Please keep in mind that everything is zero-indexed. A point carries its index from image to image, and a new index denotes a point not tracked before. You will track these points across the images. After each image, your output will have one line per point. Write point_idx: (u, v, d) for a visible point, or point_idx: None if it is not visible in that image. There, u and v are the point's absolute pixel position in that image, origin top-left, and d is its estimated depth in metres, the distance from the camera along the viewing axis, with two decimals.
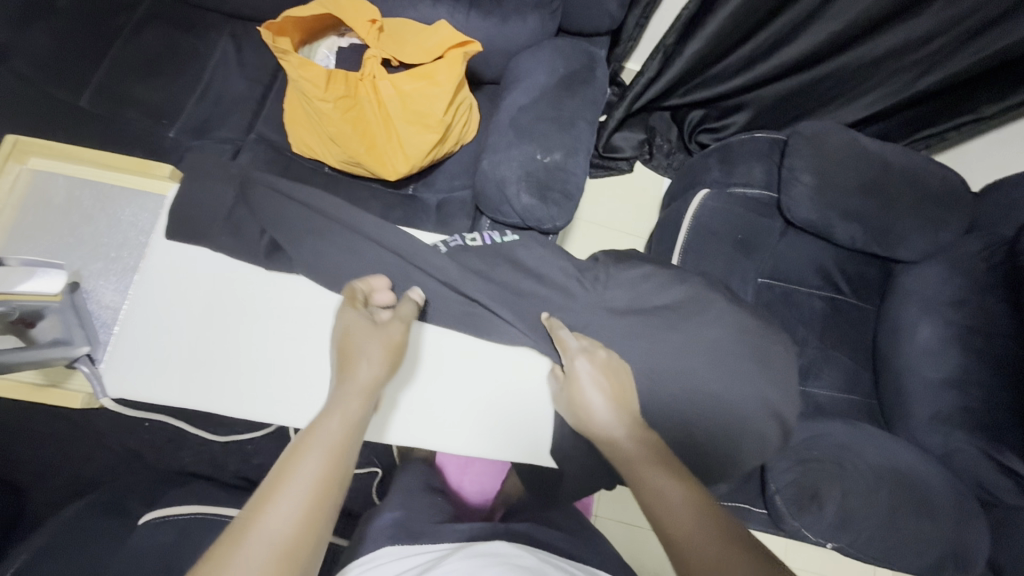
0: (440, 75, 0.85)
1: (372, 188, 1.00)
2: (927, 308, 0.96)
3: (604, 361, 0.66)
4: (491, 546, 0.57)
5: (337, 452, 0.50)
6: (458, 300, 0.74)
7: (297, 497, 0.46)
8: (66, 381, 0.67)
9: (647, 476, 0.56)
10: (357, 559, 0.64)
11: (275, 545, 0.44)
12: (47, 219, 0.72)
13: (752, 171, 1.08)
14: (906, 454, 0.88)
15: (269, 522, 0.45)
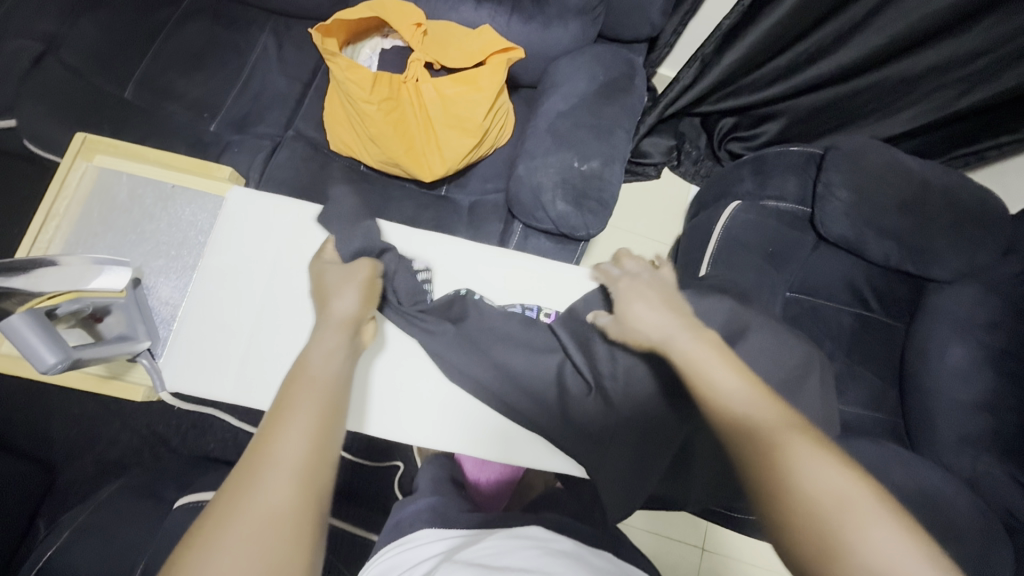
0: (482, 81, 0.86)
1: (407, 188, 1.01)
2: (960, 329, 0.95)
3: (651, 284, 0.66)
4: (532, 529, 0.60)
5: (331, 379, 0.53)
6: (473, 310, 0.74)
7: (304, 422, 0.47)
8: (126, 374, 0.71)
9: (708, 370, 0.55)
10: (393, 543, 0.66)
11: (293, 465, 0.44)
12: (112, 216, 0.76)
13: (786, 184, 1.08)
14: (934, 476, 0.87)
15: (282, 444, 0.45)
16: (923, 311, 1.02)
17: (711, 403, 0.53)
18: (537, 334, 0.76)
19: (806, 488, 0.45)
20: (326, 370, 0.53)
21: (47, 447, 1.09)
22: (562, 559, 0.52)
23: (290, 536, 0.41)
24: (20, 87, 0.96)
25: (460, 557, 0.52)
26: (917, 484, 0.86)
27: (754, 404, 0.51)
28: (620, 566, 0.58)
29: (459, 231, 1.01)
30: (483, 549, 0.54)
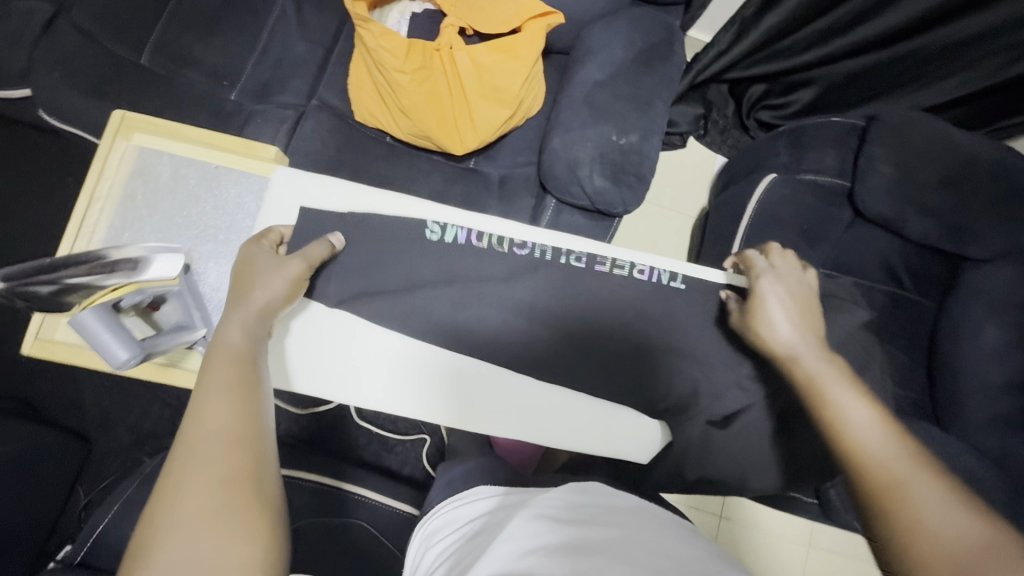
0: (521, 49, 0.81)
1: (434, 160, 0.99)
2: (996, 309, 0.95)
3: (794, 285, 0.65)
4: (586, 487, 0.58)
5: (246, 355, 0.52)
6: (503, 272, 0.73)
7: (223, 394, 0.47)
8: (182, 362, 0.71)
9: (833, 397, 0.55)
10: (450, 497, 0.67)
11: (225, 435, 0.44)
12: (158, 199, 0.75)
13: (825, 157, 1.04)
14: (962, 456, 0.89)
15: (210, 421, 0.45)
16: (957, 289, 1.01)
17: (840, 431, 0.52)
18: (583, 290, 0.73)
19: (923, 524, 0.42)
20: (233, 347, 0.52)
21: (81, 420, 1.10)
22: (636, 516, 0.51)
23: (243, 491, 0.41)
24: (32, 53, 0.92)
25: (528, 507, 0.51)
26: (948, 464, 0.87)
27: (878, 428, 0.51)
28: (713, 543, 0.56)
29: (489, 206, 0.98)
30: (546, 502, 0.52)
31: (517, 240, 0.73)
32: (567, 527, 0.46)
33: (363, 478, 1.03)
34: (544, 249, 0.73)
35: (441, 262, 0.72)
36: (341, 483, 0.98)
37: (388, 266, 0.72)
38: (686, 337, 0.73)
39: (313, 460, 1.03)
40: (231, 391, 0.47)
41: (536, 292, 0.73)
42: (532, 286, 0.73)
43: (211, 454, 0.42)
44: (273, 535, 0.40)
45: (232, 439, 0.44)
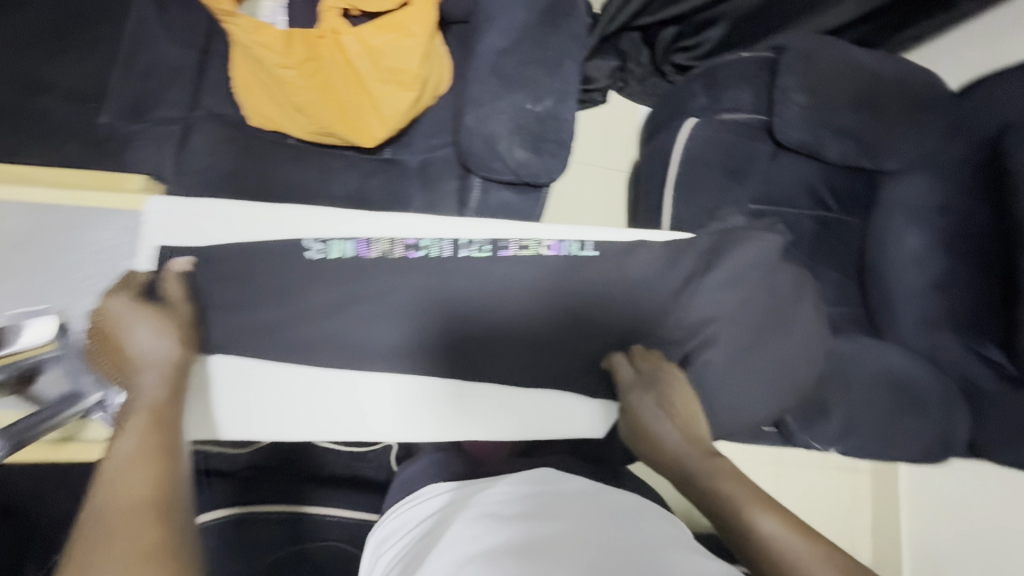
0: (413, 24, 0.75)
1: (347, 156, 0.94)
2: (914, 217, 1.01)
3: (668, 393, 0.70)
4: (542, 475, 0.57)
5: (155, 418, 0.52)
6: (429, 274, 0.71)
7: (123, 467, 0.46)
8: (81, 433, 0.66)
9: (741, 515, 0.55)
10: (405, 498, 0.64)
11: (127, 509, 0.43)
12: (18, 260, 0.67)
13: (740, 95, 1.04)
14: (900, 361, 0.95)
15: (113, 498, 0.44)
16: (878, 202, 1.06)
17: (757, 552, 0.52)
18: (511, 271, 0.72)
19: None
20: (136, 418, 0.51)
21: None
22: (581, 505, 0.49)
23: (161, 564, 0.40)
24: None
25: (471, 508, 0.49)
26: (886, 370, 0.93)
27: (786, 537, 0.51)
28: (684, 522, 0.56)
29: (413, 197, 0.94)
30: (490, 498, 0.50)
31: (409, 243, 0.71)
32: (507, 524, 0.44)
33: (334, 496, 0.99)
34: (440, 246, 0.72)
35: (361, 275, 0.70)
36: (303, 508, 0.94)
37: (304, 296, 0.68)
38: (621, 300, 0.75)
39: (279, 488, 0.99)
40: (148, 461, 0.47)
41: (461, 289, 0.72)
42: (444, 287, 0.71)
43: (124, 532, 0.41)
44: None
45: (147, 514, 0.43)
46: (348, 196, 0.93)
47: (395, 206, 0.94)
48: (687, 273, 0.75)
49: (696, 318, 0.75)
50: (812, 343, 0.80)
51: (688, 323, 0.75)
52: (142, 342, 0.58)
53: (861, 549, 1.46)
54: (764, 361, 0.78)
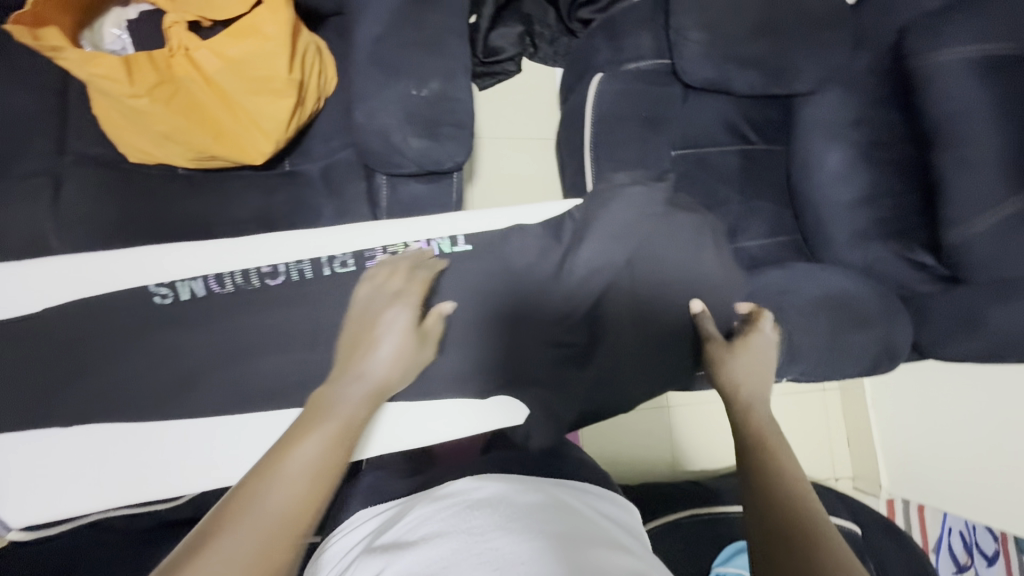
0: (267, 26, 0.69)
1: (243, 176, 0.89)
2: (832, 134, 1.00)
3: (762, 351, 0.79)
4: (463, 482, 0.62)
5: (341, 434, 0.58)
6: (328, 297, 0.79)
7: (294, 475, 0.50)
8: None
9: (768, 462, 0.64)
10: (343, 522, 0.65)
11: (268, 520, 0.46)
12: None
13: (641, 42, 1.01)
14: (839, 280, 0.95)
15: (275, 496, 0.48)
16: (796, 125, 1.05)
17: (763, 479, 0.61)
18: (407, 279, 0.80)
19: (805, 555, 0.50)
20: (332, 425, 0.58)
21: None
22: (493, 511, 0.54)
23: None
24: None
25: (395, 538, 0.53)
26: (825, 292, 0.93)
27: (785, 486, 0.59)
28: (631, 524, 0.63)
29: (321, 207, 0.89)
30: (421, 514, 0.56)
31: (269, 271, 0.79)
32: (417, 547, 0.50)
33: None
34: (300, 267, 0.79)
35: (266, 310, 0.77)
36: None
37: (225, 332, 0.76)
38: (518, 275, 0.82)
39: None
40: (315, 471, 0.52)
41: (363, 306, 0.79)
42: (346, 304, 0.78)
43: (270, 530, 0.45)
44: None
45: (292, 521, 0.47)
46: (252, 217, 0.88)
47: (304, 220, 0.89)
48: (554, 241, 0.83)
49: (592, 281, 0.81)
50: (711, 281, 0.85)
51: (587, 285, 0.82)
52: (376, 368, 0.67)
53: (842, 461, 1.52)
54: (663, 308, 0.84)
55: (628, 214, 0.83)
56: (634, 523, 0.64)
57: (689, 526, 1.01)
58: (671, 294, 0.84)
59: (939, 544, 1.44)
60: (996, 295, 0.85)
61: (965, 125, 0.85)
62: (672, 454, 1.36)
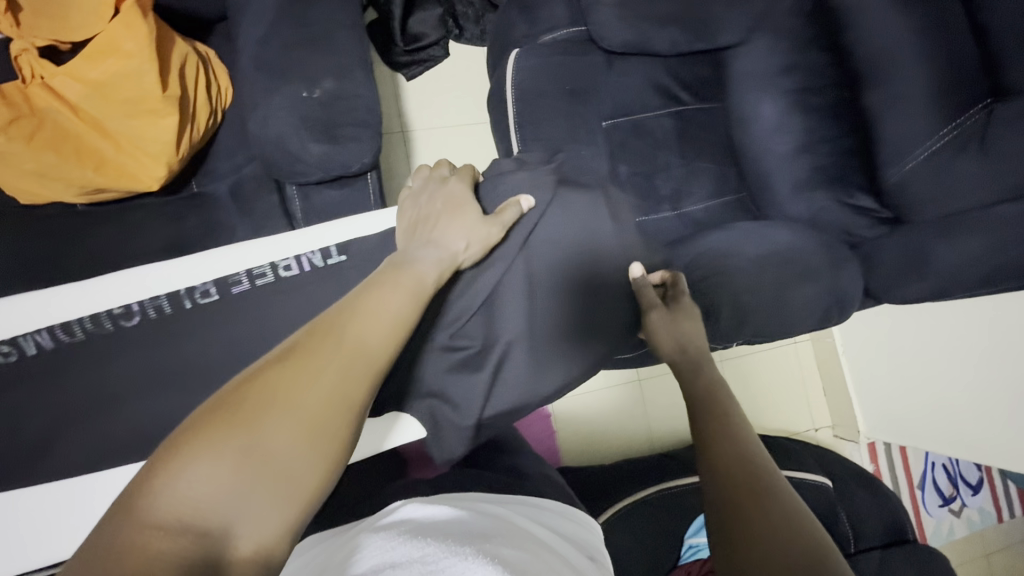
0: (123, 40, 0.65)
1: (148, 204, 0.84)
2: (763, 84, 0.94)
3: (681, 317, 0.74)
4: (412, 511, 0.61)
5: (418, 292, 0.56)
6: (194, 328, 0.70)
7: (382, 321, 0.51)
8: None
9: (723, 425, 0.62)
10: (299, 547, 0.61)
11: (357, 354, 0.48)
12: None
13: (554, 11, 0.97)
14: (783, 236, 0.93)
15: (364, 334, 0.49)
16: (728, 79, 1.00)
17: (721, 441, 0.60)
18: (282, 299, 0.71)
19: (765, 525, 0.50)
20: (411, 282, 0.56)
21: None
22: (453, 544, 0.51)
23: (337, 415, 0.45)
24: None
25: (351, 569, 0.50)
26: (769, 249, 0.90)
27: (744, 449, 0.59)
28: (586, 543, 0.66)
29: (235, 226, 0.85)
30: (379, 545, 0.53)
31: (122, 312, 0.70)
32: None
33: None
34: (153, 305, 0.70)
35: (125, 353, 0.69)
36: None
37: (85, 380, 0.69)
38: None
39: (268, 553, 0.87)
40: (397, 319, 0.53)
41: (233, 336, 0.70)
42: (217, 335, 0.70)
43: (352, 369, 0.47)
44: (335, 446, 0.44)
45: (370, 362, 0.48)
46: (164, 247, 0.84)
47: (219, 241, 0.85)
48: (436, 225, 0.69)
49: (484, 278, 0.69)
50: (615, 254, 0.76)
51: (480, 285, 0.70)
52: (451, 233, 0.63)
53: (819, 412, 1.52)
54: (577, 304, 0.72)
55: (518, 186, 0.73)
56: (591, 542, 0.67)
57: (655, 502, 1.00)
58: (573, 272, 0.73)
59: (924, 480, 1.44)
60: (939, 233, 0.83)
61: (885, 64, 0.85)
62: (647, 429, 1.35)
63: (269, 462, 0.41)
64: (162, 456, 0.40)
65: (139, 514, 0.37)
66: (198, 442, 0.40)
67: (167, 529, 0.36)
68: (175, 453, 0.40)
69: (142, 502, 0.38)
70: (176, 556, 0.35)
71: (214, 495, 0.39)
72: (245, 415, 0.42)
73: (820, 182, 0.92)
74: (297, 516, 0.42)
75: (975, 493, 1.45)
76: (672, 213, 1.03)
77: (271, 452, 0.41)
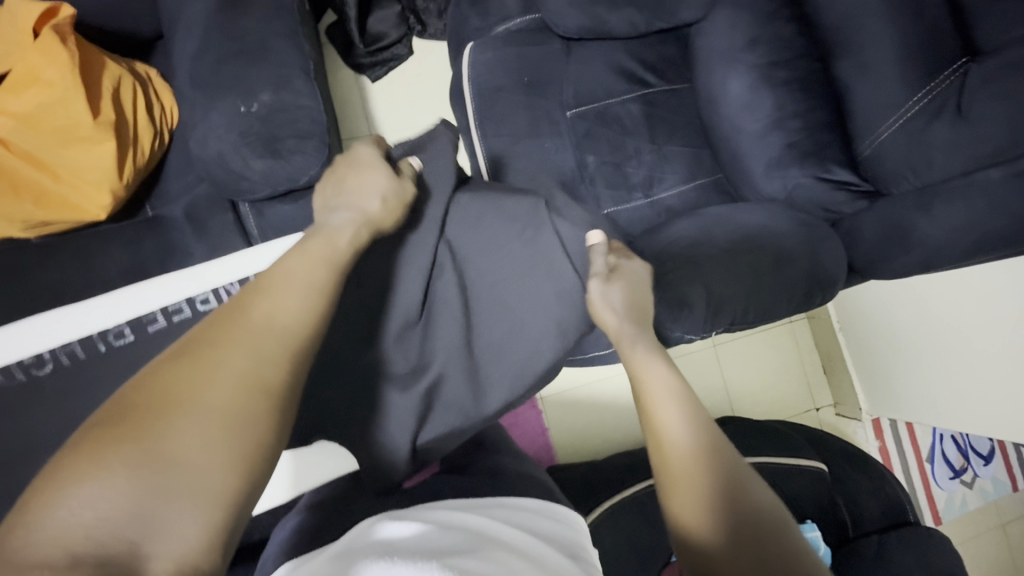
0: (48, 71, 0.64)
1: (99, 232, 0.82)
2: (729, 60, 0.90)
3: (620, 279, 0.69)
4: (388, 529, 0.51)
5: (332, 261, 0.51)
6: (118, 371, 0.66)
7: (296, 298, 0.46)
8: None
9: (666, 411, 0.58)
10: None
11: (272, 334, 0.43)
12: None
13: (505, 0, 0.93)
14: (756, 217, 0.89)
15: (274, 311, 0.44)
16: (693, 57, 0.96)
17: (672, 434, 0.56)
18: None
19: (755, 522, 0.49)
20: (317, 250, 0.51)
21: None
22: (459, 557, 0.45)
23: (258, 398, 0.39)
24: None
25: None
26: (740, 231, 0.87)
27: (697, 431, 0.56)
28: (572, 542, 0.57)
29: (192, 249, 0.83)
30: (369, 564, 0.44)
31: (37, 360, 0.65)
32: None
33: None
34: (69, 351, 0.66)
35: (52, 400, 0.66)
36: None
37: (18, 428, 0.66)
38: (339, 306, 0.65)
39: None
40: (311, 295, 0.47)
41: None
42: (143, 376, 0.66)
43: (262, 350, 0.41)
44: (257, 433, 0.38)
45: (283, 340, 0.43)
46: (121, 274, 0.82)
47: (178, 264, 0.84)
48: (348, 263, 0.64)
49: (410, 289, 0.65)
50: (552, 253, 0.68)
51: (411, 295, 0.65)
52: (365, 189, 0.57)
53: (820, 390, 1.49)
54: (520, 304, 0.68)
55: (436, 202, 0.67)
56: (577, 540, 0.58)
57: (646, 498, 0.98)
58: (501, 284, 0.69)
59: (933, 453, 1.39)
60: (918, 205, 0.79)
61: (853, 30, 0.82)
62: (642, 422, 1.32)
63: (175, 467, 0.34)
64: (39, 484, 0.32)
65: (15, 555, 0.30)
66: (82, 460, 0.33)
67: (53, 563, 0.29)
68: (54, 478, 0.32)
69: (23, 531, 0.31)
70: None
71: (109, 516, 0.32)
72: (140, 419, 0.35)
73: (797, 158, 0.87)
74: (225, 521, 0.35)
75: (986, 462, 1.39)
76: (645, 201, 0.99)
77: (178, 456, 0.35)
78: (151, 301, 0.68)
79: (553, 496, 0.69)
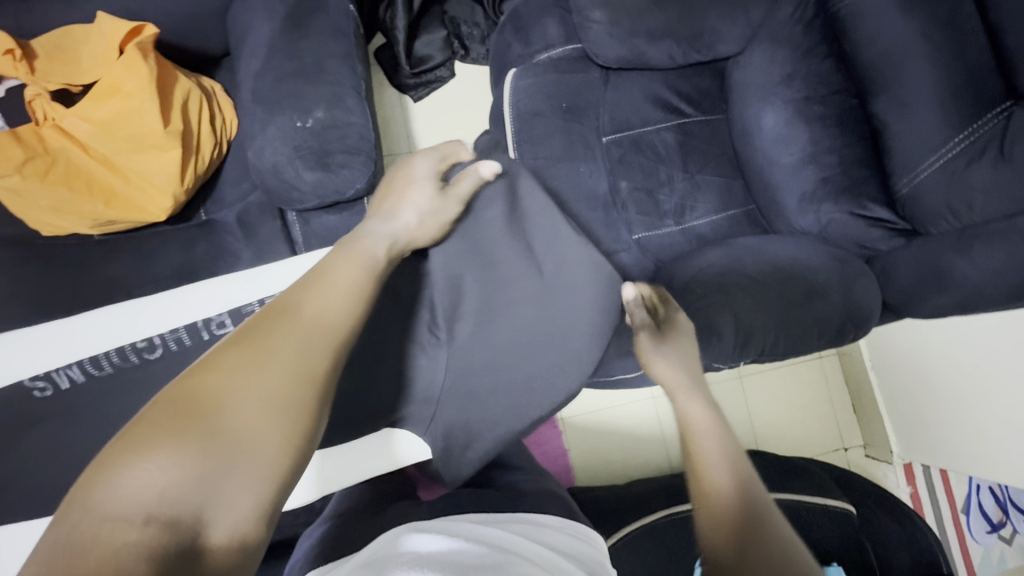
0: (127, 83, 0.70)
1: (157, 233, 0.88)
2: (765, 93, 0.91)
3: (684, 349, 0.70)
4: (417, 541, 0.52)
5: (374, 269, 0.54)
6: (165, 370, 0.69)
7: (341, 296, 0.49)
8: None
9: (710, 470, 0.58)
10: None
11: (319, 326, 0.45)
12: None
13: (548, 30, 0.97)
14: (788, 247, 0.90)
15: (320, 306, 0.47)
16: (731, 89, 0.98)
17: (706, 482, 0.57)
18: None
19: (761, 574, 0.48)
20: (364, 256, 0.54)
21: None
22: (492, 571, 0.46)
23: (308, 387, 0.41)
24: None
25: None
26: (770, 262, 0.87)
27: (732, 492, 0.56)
28: (590, 559, 0.58)
29: (240, 252, 0.88)
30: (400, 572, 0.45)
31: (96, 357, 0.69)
32: None
33: None
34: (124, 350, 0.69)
35: (102, 395, 0.69)
36: None
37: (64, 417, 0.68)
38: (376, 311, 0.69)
39: None
40: (351, 295, 0.49)
41: None
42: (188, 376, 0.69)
43: (309, 340, 0.44)
44: (303, 419, 0.40)
45: (328, 333, 0.45)
46: (175, 273, 0.87)
47: (225, 266, 0.88)
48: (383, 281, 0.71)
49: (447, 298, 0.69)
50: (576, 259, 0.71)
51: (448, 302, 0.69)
52: (403, 208, 0.62)
53: (849, 429, 1.45)
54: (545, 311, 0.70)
55: (478, 223, 0.70)
56: (596, 557, 0.58)
57: (665, 528, 0.98)
58: (542, 302, 0.69)
59: (968, 504, 1.28)
60: (957, 247, 0.78)
61: (891, 70, 0.82)
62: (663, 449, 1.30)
63: (233, 443, 0.37)
64: (110, 451, 0.35)
65: (96, 511, 0.32)
66: (152, 432, 0.35)
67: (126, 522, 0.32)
68: (127, 445, 0.35)
69: (96, 492, 0.33)
70: (146, 545, 0.31)
71: (178, 481, 0.34)
72: (202, 401, 0.37)
73: (831, 193, 0.87)
74: (270, 499, 0.37)
75: None
76: (677, 228, 1.00)
77: (238, 432, 0.37)
78: (204, 305, 0.72)
79: (575, 515, 0.69)
